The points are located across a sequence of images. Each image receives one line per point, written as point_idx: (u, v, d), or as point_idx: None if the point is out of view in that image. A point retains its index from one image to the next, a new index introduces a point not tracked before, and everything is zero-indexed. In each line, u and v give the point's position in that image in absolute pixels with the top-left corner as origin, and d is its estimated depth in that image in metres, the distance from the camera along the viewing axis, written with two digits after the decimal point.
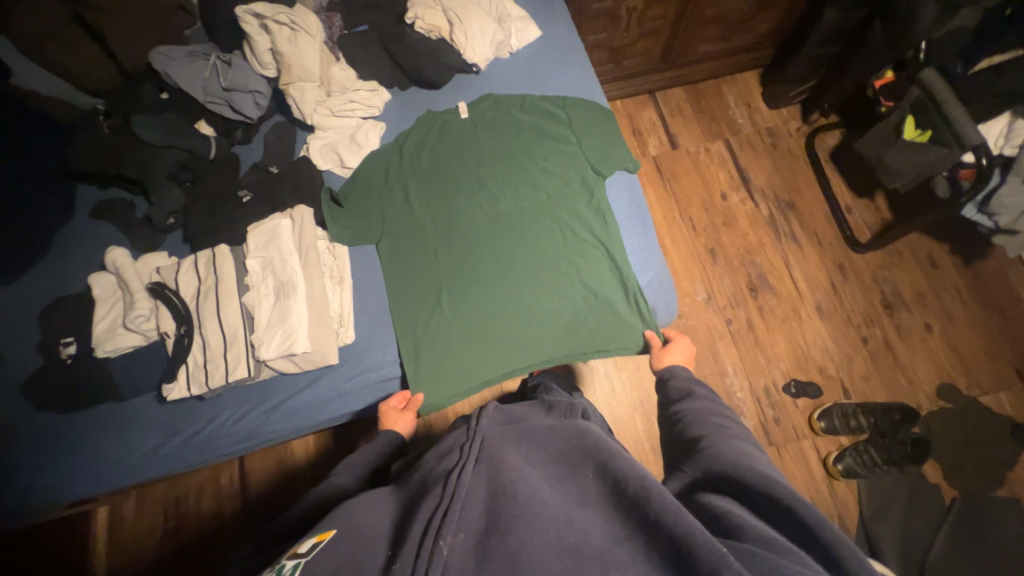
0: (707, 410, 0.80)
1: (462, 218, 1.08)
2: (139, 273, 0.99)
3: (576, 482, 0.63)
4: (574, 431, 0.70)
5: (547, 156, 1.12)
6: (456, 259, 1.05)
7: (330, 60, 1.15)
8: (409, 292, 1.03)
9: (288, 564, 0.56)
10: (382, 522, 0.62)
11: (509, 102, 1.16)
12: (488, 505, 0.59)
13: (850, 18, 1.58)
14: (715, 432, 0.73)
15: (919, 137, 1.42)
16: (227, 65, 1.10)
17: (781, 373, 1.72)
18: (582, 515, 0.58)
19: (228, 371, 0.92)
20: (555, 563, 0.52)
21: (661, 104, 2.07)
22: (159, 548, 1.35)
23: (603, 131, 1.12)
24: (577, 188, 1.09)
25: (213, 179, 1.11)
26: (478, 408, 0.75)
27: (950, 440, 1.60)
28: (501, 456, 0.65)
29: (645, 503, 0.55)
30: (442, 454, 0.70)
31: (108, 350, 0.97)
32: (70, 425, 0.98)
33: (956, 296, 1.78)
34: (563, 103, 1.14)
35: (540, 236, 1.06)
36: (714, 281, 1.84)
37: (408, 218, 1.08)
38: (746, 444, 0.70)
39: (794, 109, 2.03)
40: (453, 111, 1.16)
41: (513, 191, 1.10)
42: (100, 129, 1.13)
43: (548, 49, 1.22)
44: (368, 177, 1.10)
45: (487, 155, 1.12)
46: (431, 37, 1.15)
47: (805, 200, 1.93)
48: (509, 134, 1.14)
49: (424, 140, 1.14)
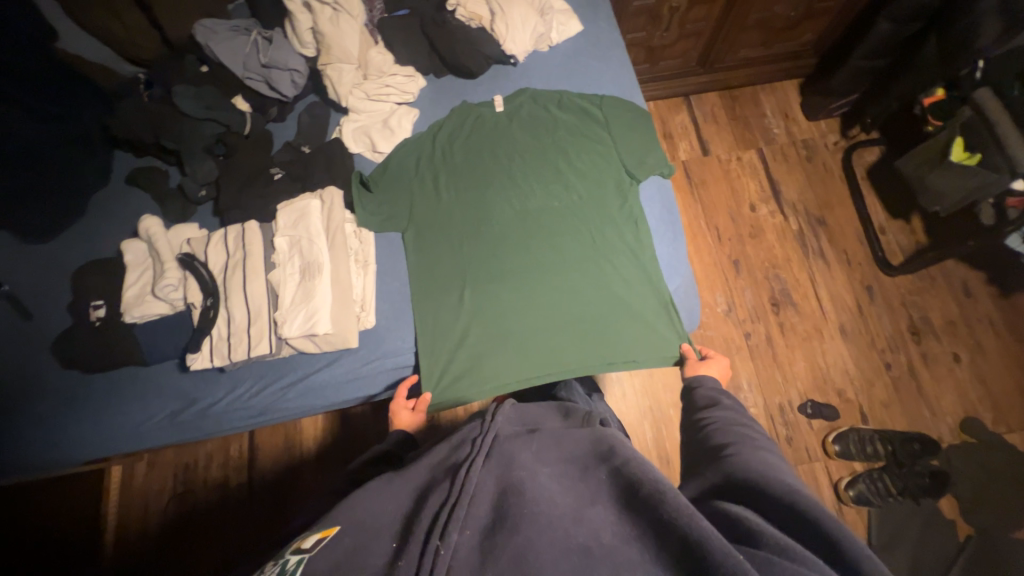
0: (730, 424, 0.77)
1: (489, 212, 1.07)
2: (170, 244, 1.00)
3: (587, 482, 0.63)
4: (589, 435, 0.70)
5: (580, 155, 1.10)
6: (482, 252, 1.04)
7: (368, 43, 1.14)
8: (433, 283, 1.03)
9: (293, 558, 0.56)
10: (393, 511, 0.63)
11: (545, 97, 1.14)
12: (496, 503, 0.59)
13: (903, 31, 1.51)
14: (740, 445, 0.70)
15: (968, 160, 1.35)
16: (267, 42, 1.10)
17: (798, 392, 1.68)
18: (591, 515, 0.57)
19: (251, 347, 0.92)
20: (562, 560, 0.51)
21: (695, 109, 2.03)
22: (170, 510, 1.38)
23: (640, 133, 1.10)
24: (609, 190, 1.08)
25: (246, 155, 1.12)
26: (490, 405, 0.76)
27: (970, 474, 1.55)
28: (509, 455, 0.65)
29: (656, 506, 0.54)
30: (454, 446, 0.71)
31: (135, 316, 0.99)
32: (95, 386, 1.01)
33: (989, 327, 1.72)
34: (601, 101, 1.13)
35: (567, 237, 1.05)
36: (735, 293, 1.80)
37: (436, 208, 1.08)
38: (772, 458, 0.67)
39: (833, 123, 1.97)
40: (488, 104, 1.16)
41: (542, 188, 1.09)
42: (140, 97, 1.15)
43: (588, 45, 1.20)
44: (399, 164, 1.10)
45: (520, 151, 1.12)
46: (471, 26, 1.14)
47: (837, 217, 1.87)
48: (542, 131, 1.13)
49: (458, 131, 1.14)
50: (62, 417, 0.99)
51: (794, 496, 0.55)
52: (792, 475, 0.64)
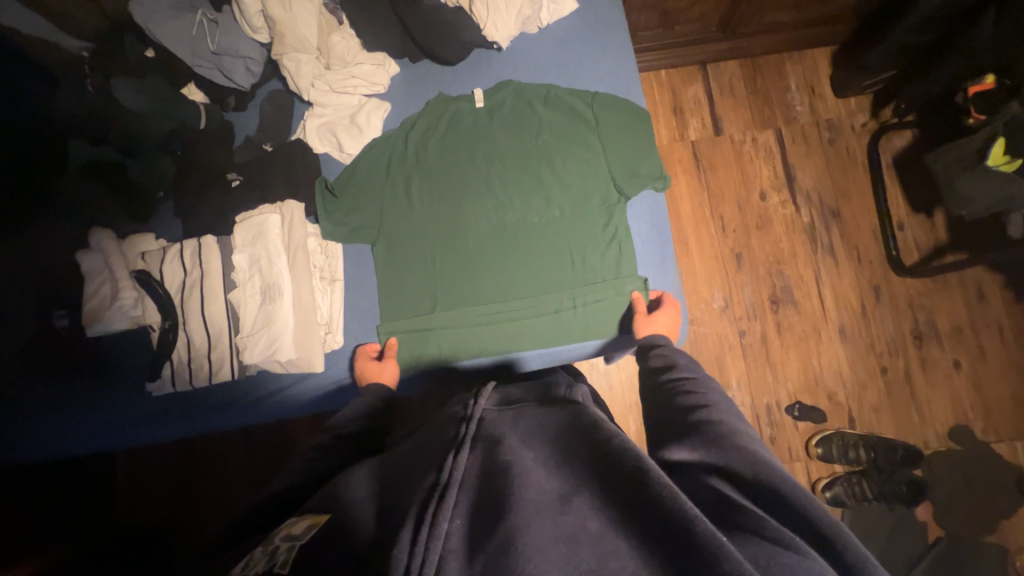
0: (699, 386, 0.71)
1: (465, 222, 0.99)
2: (124, 258, 0.97)
3: (573, 460, 0.54)
4: (568, 415, 0.62)
5: (565, 161, 1.00)
6: (453, 272, 0.98)
7: (330, 25, 1.02)
8: (403, 301, 0.98)
9: (283, 546, 0.52)
10: (364, 501, 0.57)
11: (531, 92, 1.02)
12: (483, 491, 0.52)
13: (955, 3, 1.30)
14: (711, 410, 0.65)
15: (1006, 165, 1.22)
16: (214, 24, 0.98)
17: (787, 393, 1.65)
18: (578, 499, 0.49)
19: (212, 372, 0.93)
20: (548, 551, 0.44)
21: (711, 80, 1.82)
22: (149, 516, 1.31)
23: (633, 140, 0.99)
24: (594, 209, 0.99)
25: (202, 153, 1.03)
26: (473, 387, 0.70)
27: (950, 480, 1.54)
28: (498, 437, 0.59)
29: (645, 487, 0.46)
30: (438, 431, 0.65)
31: (97, 330, 0.94)
32: (52, 401, 0.97)
33: (996, 333, 1.65)
34: (592, 100, 1.01)
35: (546, 253, 0.98)
36: (734, 289, 1.72)
37: (408, 219, 1.00)
38: (743, 426, 0.62)
39: (863, 101, 1.77)
40: (467, 97, 1.03)
41: (523, 199, 1.00)
42: (83, 83, 1.04)
43: (583, 27, 1.06)
44: (367, 169, 1.01)
45: (500, 152, 1.01)
46: (448, 6, 0.99)
47: (853, 209, 1.74)
48: (526, 130, 1.02)
49: (434, 127, 1.03)
50: (30, 432, 0.96)
51: (772, 475, 0.50)
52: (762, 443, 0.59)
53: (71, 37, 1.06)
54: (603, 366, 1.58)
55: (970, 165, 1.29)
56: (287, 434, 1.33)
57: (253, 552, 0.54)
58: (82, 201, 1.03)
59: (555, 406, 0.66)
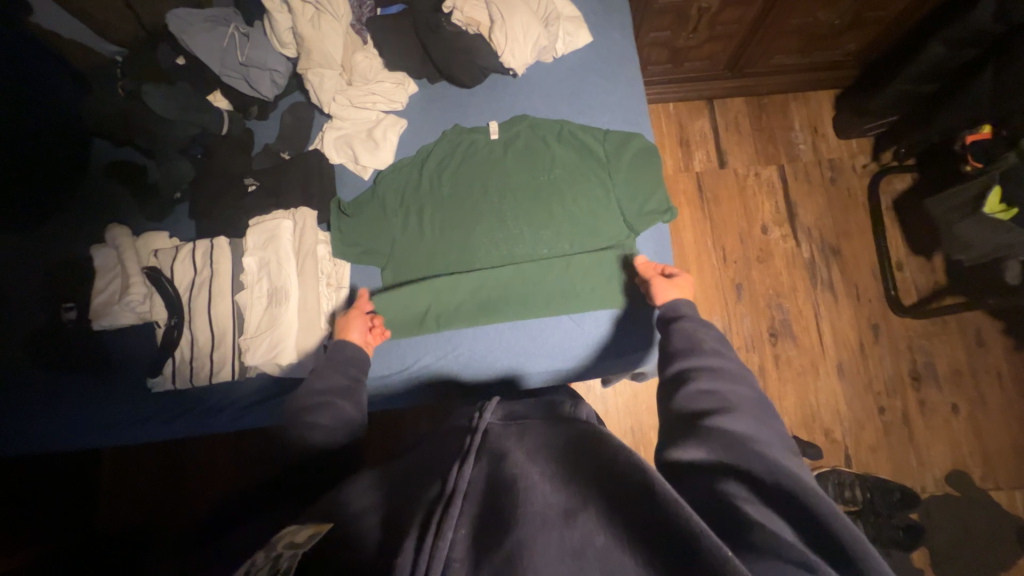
0: (706, 378, 0.72)
1: (475, 253, 1.02)
2: (138, 254, 0.99)
3: (577, 474, 0.55)
4: (571, 432, 0.64)
5: (575, 197, 1.03)
6: (461, 295, 1.00)
7: (355, 45, 1.07)
8: (409, 322, 0.99)
9: (285, 554, 0.51)
10: (365, 512, 0.57)
11: (545, 127, 1.07)
12: (487, 503, 0.53)
13: (955, 56, 1.35)
14: (720, 407, 0.66)
15: (1002, 213, 1.25)
16: (245, 37, 1.03)
17: (783, 428, 1.64)
18: (582, 513, 0.50)
19: (212, 373, 0.94)
20: (553, 563, 0.44)
21: (717, 115, 1.88)
22: (135, 517, 1.29)
23: (642, 176, 1.02)
24: (600, 246, 1.01)
25: (222, 157, 1.07)
26: (477, 402, 0.72)
27: (949, 528, 1.51)
28: (502, 450, 0.61)
29: (650, 505, 0.48)
30: (443, 447, 0.66)
31: (103, 324, 0.96)
32: (51, 396, 0.97)
33: (994, 379, 1.65)
34: (604, 138, 1.05)
35: (553, 288, 1.00)
36: (733, 319, 1.73)
37: (418, 244, 1.03)
38: (752, 421, 0.64)
39: (864, 143, 1.82)
40: (483, 129, 1.07)
41: (534, 230, 1.02)
42: (114, 87, 1.08)
43: (596, 60, 1.11)
44: (382, 193, 1.04)
45: (511, 186, 1.05)
46: (468, 32, 1.03)
47: (853, 247, 1.76)
48: (539, 164, 1.05)
49: (449, 159, 1.06)
50: (25, 424, 0.96)
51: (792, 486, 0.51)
52: (769, 438, 0.62)
53: (108, 43, 1.12)
54: (600, 389, 1.58)
55: (969, 212, 1.31)
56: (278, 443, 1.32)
57: (255, 558, 0.54)
58: (105, 198, 1.07)
59: (558, 424, 0.68)
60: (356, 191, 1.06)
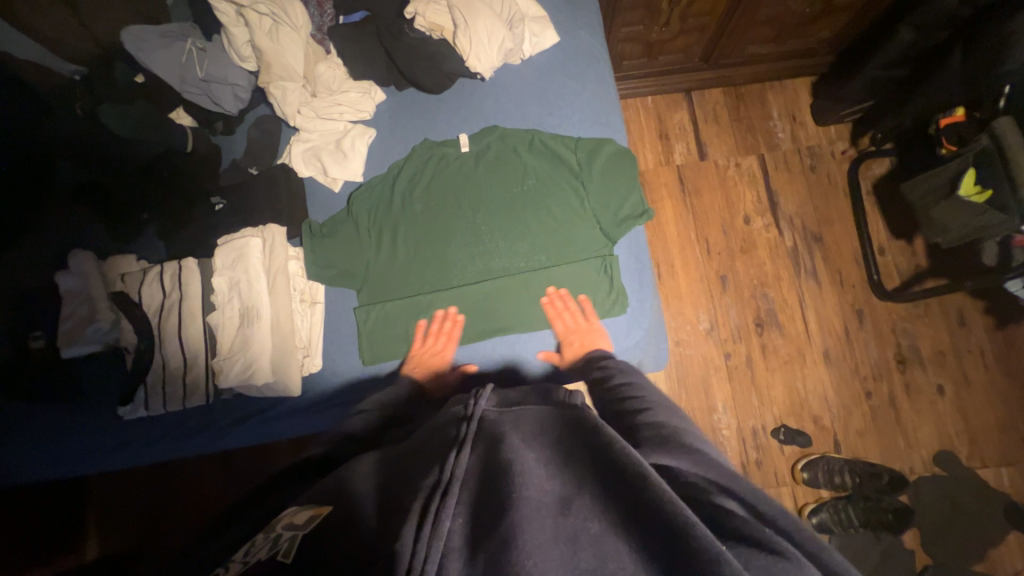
0: (637, 390, 0.77)
1: (452, 271, 1.01)
2: (104, 279, 0.97)
3: (575, 459, 0.55)
4: (570, 413, 0.63)
5: (552, 208, 1.03)
6: (438, 309, 0.99)
7: (318, 55, 1.05)
8: (388, 341, 0.98)
9: (286, 535, 0.53)
10: (366, 497, 0.58)
11: (516, 135, 1.05)
12: (485, 489, 0.53)
13: (925, 40, 1.36)
14: (667, 414, 0.69)
15: (977, 195, 1.24)
16: (203, 53, 1.01)
17: (773, 417, 1.64)
18: (578, 500, 0.50)
19: (185, 396, 0.92)
20: (549, 551, 0.45)
21: (695, 106, 1.87)
22: (125, 542, 1.28)
23: (615, 184, 1.02)
24: (576, 259, 1.00)
25: (189, 176, 1.05)
26: (473, 387, 0.69)
27: (938, 508, 1.52)
28: (498, 433, 0.60)
29: (643, 488, 0.46)
30: (439, 427, 0.65)
31: (71, 352, 0.93)
32: (20, 428, 0.94)
33: (978, 359, 1.66)
34: (576, 145, 1.04)
35: (532, 302, 0.99)
36: (719, 311, 1.73)
37: (392, 259, 1.02)
38: (682, 422, 0.68)
39: (842, 128, 1.83)
40: (453, 142, 1.06)
41: (511, 239, 1.02)
42: (74, 110, 1.06)
43: (565, 59, 1.09)
44: (358, 206, 1.03)
45: (487, 198, 1.03)
46: (432, 38, 1.03)
47: (835, 234, 1.77)
48: (513, 172, 1.04)
49: (422, 175, 1.05)
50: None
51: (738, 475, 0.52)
52: (701, 434, 0.65)
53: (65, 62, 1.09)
54: None
55: (945, 195, 1.32)
56: (265, 462, 1.30)
57: (254, 540, 0.55)
58: (70, 222, 1.04)
59: (557, 404, 0.66)
60: (325, 205, 1.05)
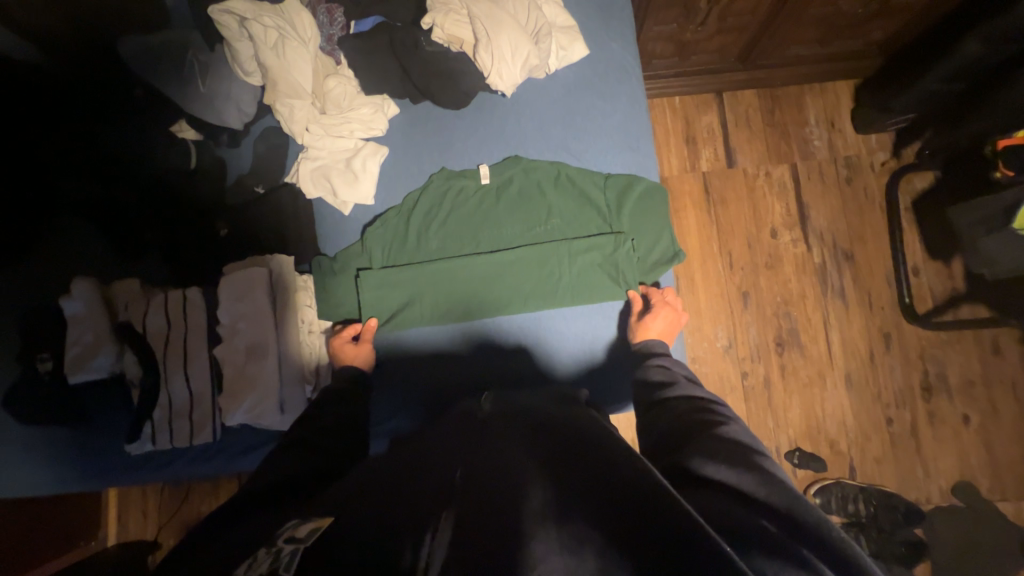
0: (707, 404, 0.69)
1: (468, 313, 0.96)
2: (111, 306, 0.93)
3: (574, 472, 0.53)
4: (574, 425, 0.64)
5: (585, 250, 0.95)
6: (454, 354, 0.95)
7: (328, 68, 0.99)
8: (407, 380, 0.95)
9: (286, 548, 0.48)
10: (368, 508, 0.53)
11: (538, 169, 0.98)
12: (480, 502, 0.50)
13: (989, 55, 1.24)
14: (726, 425, 0.63)
15: None
16: (204, 65, 0.95)
17: (787, 440, 1.60)
18: (574, 510, 0.47)
19: (192, 434, 0.90)
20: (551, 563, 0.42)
21: (727, 109, 1.74)
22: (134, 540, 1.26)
23: (644, 229, 0.97)
24: (599, 307, 0.96)
25: (193, 195, 1.01)
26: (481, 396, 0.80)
27: (951, 540, 1.49)
28: (504, 457, 0.58)
29: (640, 483, 0.48)
30: (448, 444, 0.66)
31: (77, 377, 0.89)
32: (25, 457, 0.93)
33: (1009, 390, 1.60)
34: (605, 183, 0.98)
35: (550, 349, 0.95)
36: (738, 329, 1.66)
37: (407, 300, 0.96)
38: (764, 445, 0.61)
39: (884, 137, 1.71)
40: (472, 173, 0.99)
41: (530, 280, 0.95)
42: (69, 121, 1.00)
43: (594, 76, 1.01)
44: (374, 241, 0.97)
45: (506, 234, 0.98)
46: (450, 50, 0.95)
47: (867, 251, 1.68)
48: (534, 212, 0.98)
49: (437, 208, 0.98)
50: None
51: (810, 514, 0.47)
52: (753, 448, 0.58)
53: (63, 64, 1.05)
54: None
55: (995, 225, 1.22)
56: None
57: (255, 554, 0.49)
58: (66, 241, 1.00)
59: (557, 414, 0.68)
60: (334, 227, 1.00)
